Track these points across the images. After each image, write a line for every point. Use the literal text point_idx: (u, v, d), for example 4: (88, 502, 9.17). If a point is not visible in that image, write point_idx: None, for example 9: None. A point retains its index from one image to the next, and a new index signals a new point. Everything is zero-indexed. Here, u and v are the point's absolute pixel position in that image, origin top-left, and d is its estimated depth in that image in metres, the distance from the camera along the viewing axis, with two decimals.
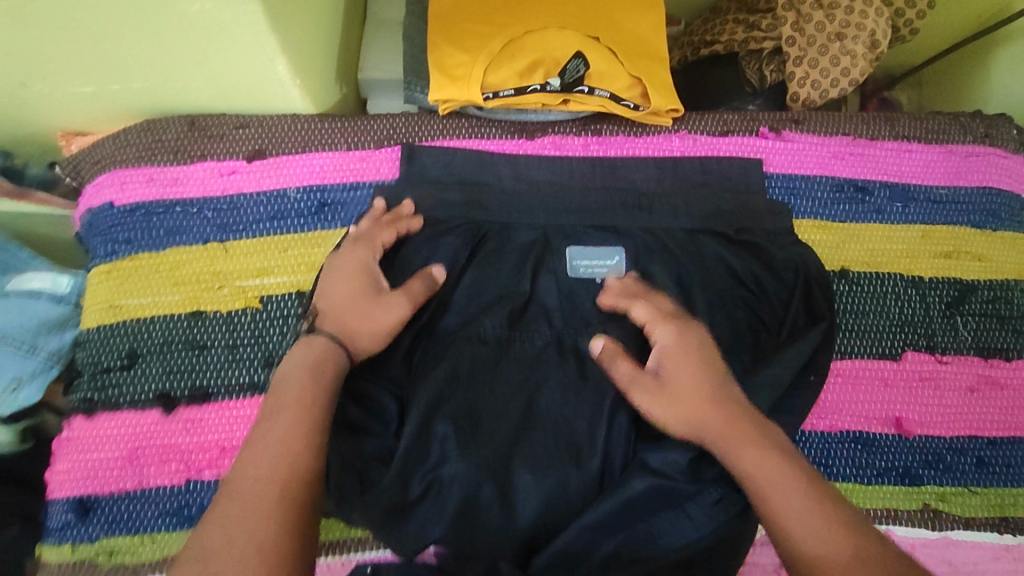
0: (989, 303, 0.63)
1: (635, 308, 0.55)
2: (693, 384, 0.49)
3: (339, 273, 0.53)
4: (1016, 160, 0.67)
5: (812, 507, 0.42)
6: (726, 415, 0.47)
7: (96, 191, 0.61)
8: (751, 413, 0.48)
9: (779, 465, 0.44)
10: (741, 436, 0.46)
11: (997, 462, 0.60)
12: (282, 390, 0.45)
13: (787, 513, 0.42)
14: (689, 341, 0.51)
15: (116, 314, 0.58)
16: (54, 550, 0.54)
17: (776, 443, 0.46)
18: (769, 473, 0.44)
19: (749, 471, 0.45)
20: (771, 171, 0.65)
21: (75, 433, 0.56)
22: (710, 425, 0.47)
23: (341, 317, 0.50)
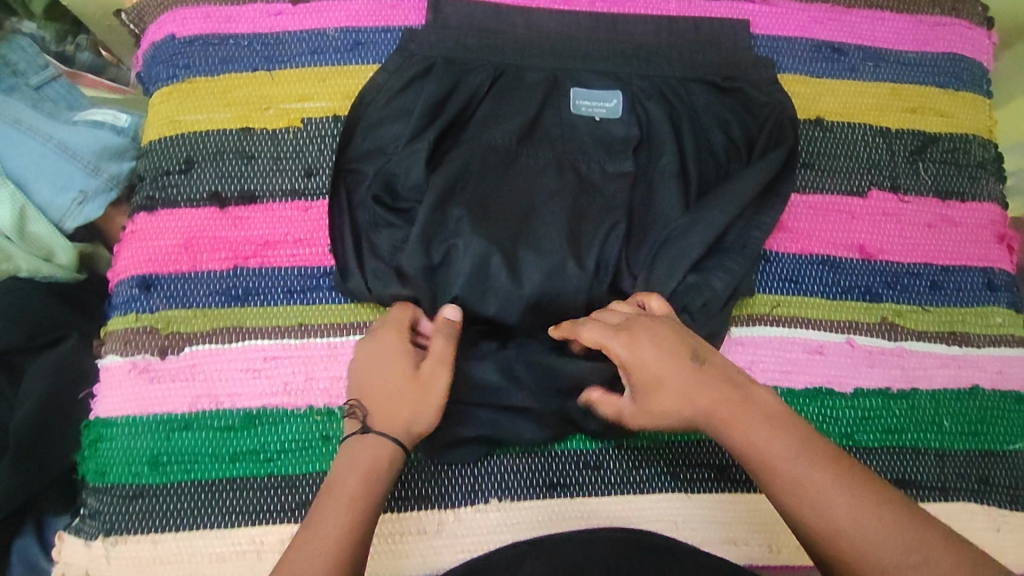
0: (949, 152, 0.71)
1: (584, 328, 0.52)
2: (670, 389, 0.49)
3: (377, 363, 0.54)
4: (976, 31, 0.74)
5: (825, 488, 0.44)
6: (706, 399, 0.48)
7: (160, 28, 0.71)
8: (726, 383, 0.49)
9: (767, 436, 0.46)
10: (732, 416, 0.48)
11: (948, 285, 0.68)
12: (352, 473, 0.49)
13: (786, 482, 0.45)
14: (646, 341, 0.49)
15: (176, 127, 0.67)
16: (120, 319, 0.63)
17: (763, 414, 0.47)
18: (777, 466, 0.45)
19: (743, 449, 0.47)
20: (757, 33, 0.72)
21: (138, 225, 0.65)
22: (699, 417, 0.48)
23: (385, 406, 0.51)
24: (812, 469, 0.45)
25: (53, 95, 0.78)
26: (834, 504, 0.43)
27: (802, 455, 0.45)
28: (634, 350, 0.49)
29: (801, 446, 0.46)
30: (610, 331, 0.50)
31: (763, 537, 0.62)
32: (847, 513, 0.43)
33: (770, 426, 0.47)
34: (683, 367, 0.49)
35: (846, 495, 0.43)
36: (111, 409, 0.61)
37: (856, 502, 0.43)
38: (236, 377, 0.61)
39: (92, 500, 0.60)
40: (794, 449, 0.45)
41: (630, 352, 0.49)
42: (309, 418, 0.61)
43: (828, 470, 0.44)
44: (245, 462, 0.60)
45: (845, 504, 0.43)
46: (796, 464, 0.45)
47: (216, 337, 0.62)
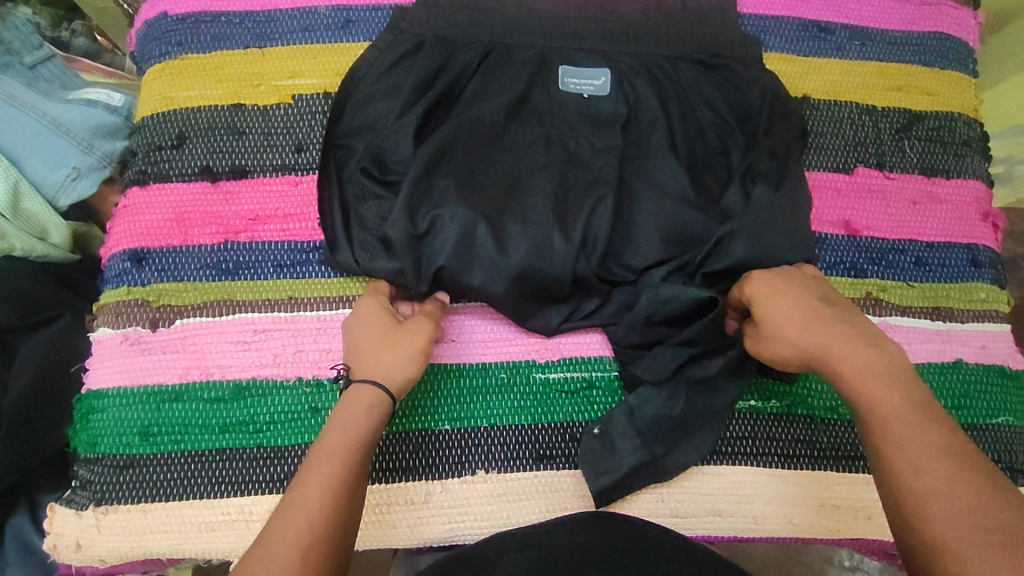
0: (933, 130, 0.72)
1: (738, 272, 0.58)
2: (797, 317, 0.52)
3: (360, 325, 0.58)
4: (963, 12, 0.76)
5: (925, 436, 0.44)
6: (833, 339, 0.50)
7: (153, 6, 0.72)
8: (863, 338, 0.50)
9: (886, 390, 0.47)
10: (857, 356, 0.49)
11: (933, 261, 0.69)
12: (347, 419, 0.51)
13: (888, 430, 0.45)
14: (767, 279, 0.56)
15: (168, 103, 0.68)
16: (112, 292, 0.64)
17: (889, 362, 0.48)
18: (888, 407, 0.46)
19: (857, 391, 0.48)
20: (744, 12, 0.73)
21: (130, 200, 0.66)
22: (824, 346, 0.50)
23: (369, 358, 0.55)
24: (918, 430, 0.44)
25: (47, 74, 0.78)
26: (926, 465, 0.43)
27: (920, 418, 0.45)
28: (771, 290, 0.55)
29: (923, 414, 0.45)
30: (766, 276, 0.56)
31: (749, 509, 0.61)
32: (941, 476, 0.42)
33: (894, 387, 0.47)
34: (808, 311, 0.53)
35: (945, 464, 0.43)
36: (102, 381, 0.61)
37: (955, 474, 0.42)
38: (226, 350, 0.62)
39: (84, 470, 0.60)
40: (910, 408, 0.46)
41: (757, 287, 0.56)
42: (299, 390, 0.61)
43: (940, 435, 0.44)
44: (235, 433, 0.60)
45: (942, 469, 0.43)
46: (905, 420, 0.45)
47: (205, 310, 0.63)
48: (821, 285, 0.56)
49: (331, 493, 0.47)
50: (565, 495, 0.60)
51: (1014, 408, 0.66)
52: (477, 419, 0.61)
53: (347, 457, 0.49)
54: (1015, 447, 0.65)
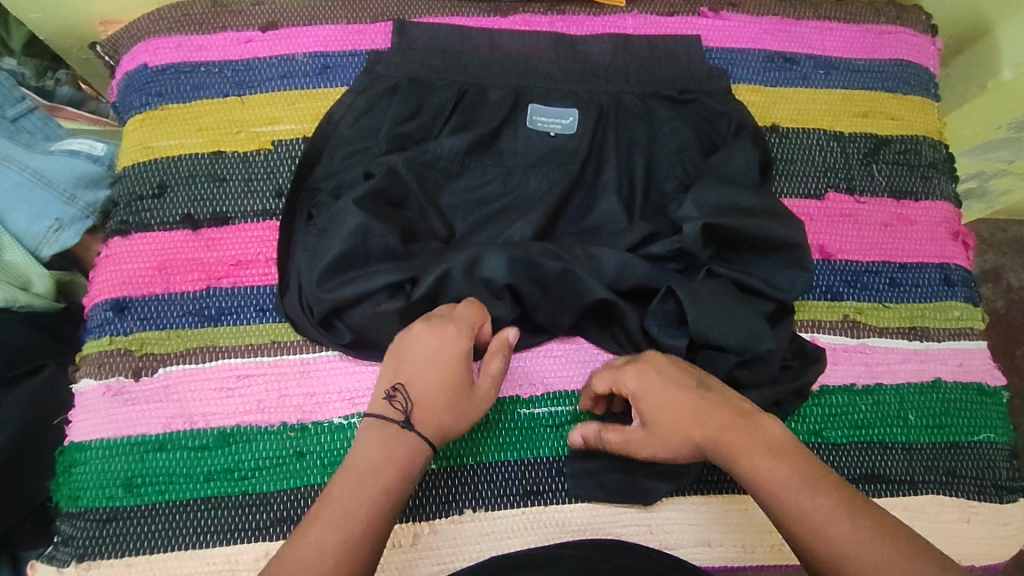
0: (900, 154, 0.74)
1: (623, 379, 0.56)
2: (676, 412, 0.53)
3: (431, 360, 0.54)
4: (922, 38, 0.79)
5: (813, 502, 0.46)
6: (705, 429, 0.52)
7: (133, 58, 0.73)
8: (740, 419, 0.52)
9: (772, 462, 0.48)
10: (724, 437, 0.51)
11: (907, 282, 0.70)
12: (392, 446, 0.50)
13: (792, 503, 0.46)
14: (653, 376, 0.55)
15: (149, 153, 0.69)
16: (94, 342, 0.63)
17: (759, 435, 0.50)
18: (770, 481, 0.48)
19: (749, 473, 0.49)
20: (710, 46, 0.76)
21: (112, 250, 0.66)
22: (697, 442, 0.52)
23: (434, 421, 0.52)
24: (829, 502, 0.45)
25: (29, 126, 0.79)
26: (845, 536, 0.44)
27: (812, 486, 0.46)
28: (652, 394, 0.54)
29: (805, 469, 0.47)
30: (631, 376, 0.56)
31: (737, 538, 0.61)
32: (846, 536, 0.44)
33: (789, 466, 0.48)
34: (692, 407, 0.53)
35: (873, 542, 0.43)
36: (85, 432, 0.61)
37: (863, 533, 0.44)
38: (209, 397, 0.61)
39: (65, 525, 0.59)
40: (796, 473, 0.47)
41: (641, 382, 0.55)
42: (283, 435, 0.61)
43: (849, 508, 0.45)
44: (220, 482, 0.59)
45: (846, 535, 0.44)
46: (790, 480, 0.47)
47: (188, 358, 0.62)
48: (679, 360, 0.57)
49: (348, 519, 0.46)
50: (554, 530, 0.60)
51: (994, 425, 0.67)
52: (464, 457, 0.61)
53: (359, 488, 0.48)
54: (998, 463, 0.66)
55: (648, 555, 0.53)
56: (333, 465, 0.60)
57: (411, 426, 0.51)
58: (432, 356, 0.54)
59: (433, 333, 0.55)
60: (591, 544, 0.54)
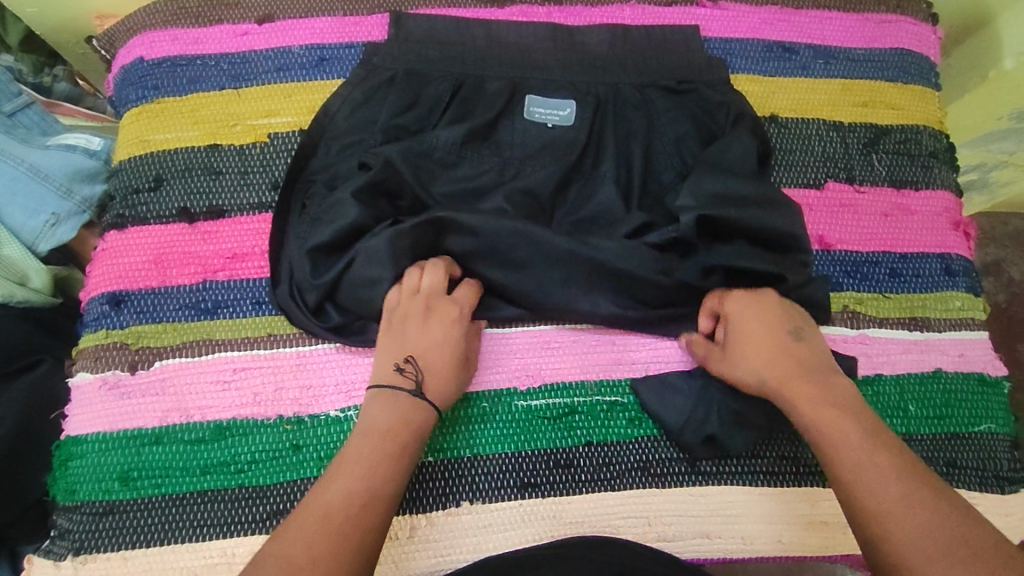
0: (900, 143, 0.73)
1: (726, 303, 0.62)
2: (757, 347, 0.59)
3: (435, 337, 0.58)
4: (923, 27, 0.78)
5: (866, 458, 0.50)
6: (779, 372, 0.57)
7: (129, 52, 0.73)
8: (814, 373, 0.56)
9: (838, 415, 0.53)
10: (794, 385, 0.56)
11: (908, 272, 0.69)
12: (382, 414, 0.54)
13: (845, 454, 0.50)
14: (758, 310, 0.60)
15: (145, 147, 0.69)
16: (91, 336, 0.63)
17: (831, 393, 0.55)
18: (830, 429, 0.52)
19: (813, 420, 0.54)
20: (709, 36, 0.76)
21: (108, 243, 0.66)
22: (770, 379, 0.57)
23: (440, 391, 0.57)
24: (880, 464, 0.49)
25: (26, 121, 0.78)
26: (888, 493, 0.48)
27: (870, 446, 0.50)
28: (746, 321, 0.60)
29: (869, 431, 0.52)
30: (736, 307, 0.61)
31: (736, 530, 0.61)
32: (892, 492, 0.48)
33: (849, 426, 0.52)
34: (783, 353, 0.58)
35: (911, 504, 0.47)
36: (82, 426, 0.61)
37: (907, 494, 0.47)
38: (204, 390, 0.61)
39: (63, 519, 0.59)
40: (862, 432, 0.51)
41: (742, 311, 0.60)
42: (280, 427, 0.60)
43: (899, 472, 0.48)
44: (216, 475, 0.59)
45: (888, 493, 0.48)
46: (851, 435, 0.51)
47: (184, 351, 0.62)
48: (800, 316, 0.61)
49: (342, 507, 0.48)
50: (551, 523, 0.60)
51: (995, 416, 0.66)
52: (460, 449, 0.61)
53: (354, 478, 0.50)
54: (999, 454, 0.65)
55: (644, 551, 0.53)
56: (329, 458, 0.60)
57: (422, 395, 0.55)
58: (438, 334, 0.58)
59: (437, 313, 0.59)
60: (588, 540, 0.54)
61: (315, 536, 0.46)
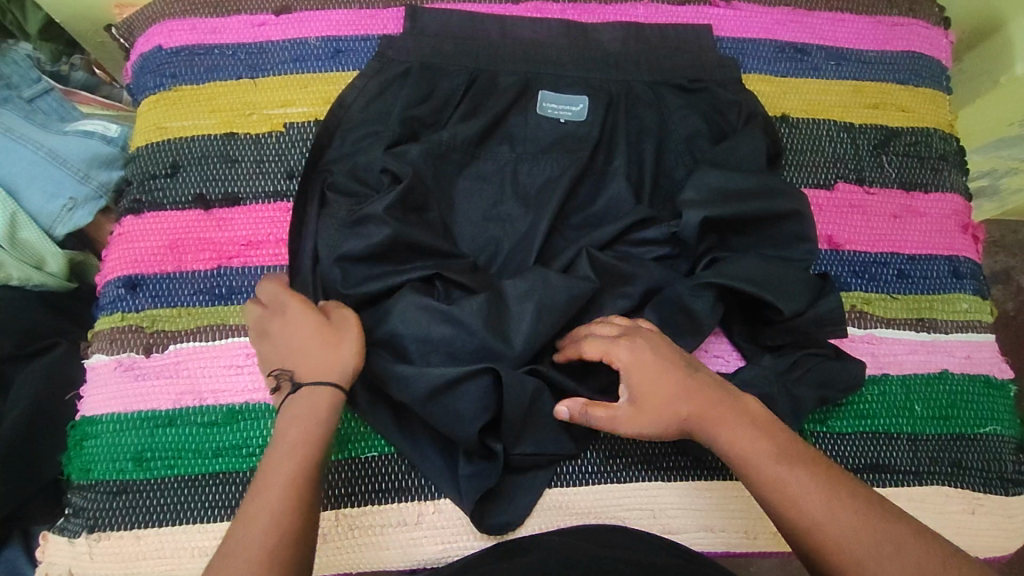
0: (911, 146, 0.74)
1: (583, 348, 0.56)
2: (658, 391, 0.53)
3: (283, 324, 0.56)
4: (934, 31, 0.79)
5: (785, 471, 0.49)
6: (690, 404, 0.53)
7: (148, 40, 0.74)
8: (722, 394, 0.53)
9: (749, 433, 0.51)
10: (709, 410, 0.53)
11: (916, 273, 0.70)
12: (296, 413, 0.53)
13: (768, 474, 0.49)
14: (644, 348, 0.54)
15: (162, 134, 0.70)
16: (107, 319, 0.64)
17: (744, 414, 0.53)
18: (745, 449, 0.51)
19: (729, 446, 0.51)
20: (721, 35, 0.76)
21: (125, 228, 0.67)
22: (680, 414, 0.53)
23: (312, 365, 0.54)
24: (799, 475, 0.48)
25: (45, 107, 0.79)
26: (808, 503, 0.47)
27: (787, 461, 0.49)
28: (635, 363, 0.54)
29: (780, 445, 0.51)
30: (621, 348, 0.54)
31: (741, 524, 0.61)
32: (820, 505, 0.47)
33: (764, 443, 0.51)
34: (678, 379, 0.53)
35: (835, 507, 0.47)
36: (96, 407, 0.62)
37: (831, 501, 0.47)
38: (218, 373, 0.62)
39: (77, 497, 0.60)
40: (776, 451, 0.50)
41: (633, 357, 0.54)
42: None
43: (816, 479, 0.48)
44: (228, 458, 0.60)
45: (811, 502, 0.47)
46: (765, 452, 0.50)
47: (198, 335, 0.63)
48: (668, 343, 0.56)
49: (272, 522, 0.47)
50: (558, 513, 0.60)
51: (1001, 418, 0.66)
52: None
53: (286, 493, 0.49)
54: (1004, 456, 0.65)
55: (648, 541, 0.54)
56: (339, 444, 0.61)
57: (299, 386, 0.53)
58: (281, 327, 0.56)
59: (274, 312, 0.57)
60: (591, 529, 0.55)
61: (255, 534, 0.46)
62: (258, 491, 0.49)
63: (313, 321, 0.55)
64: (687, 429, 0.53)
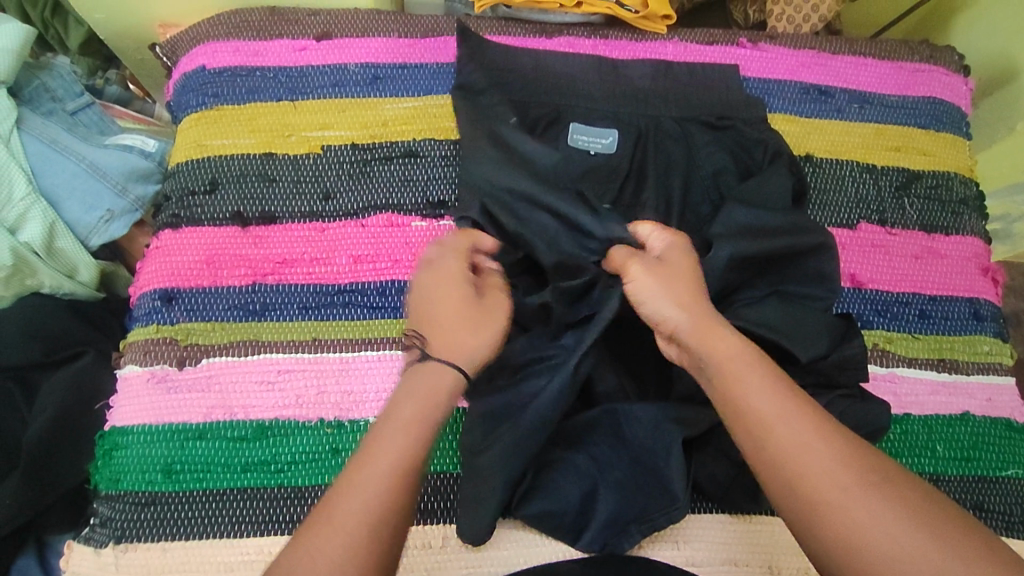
0: (932, 189, 0.75)
1: (642, 228, 0.61)
2: (689, 281, 0.57)
3: (443, 289, 0.57)
4: (955, 78, 0.81)
5: (772, 398, 0.50)
6: (699, 313, 0.54)
7: (191, 60, 0.76)
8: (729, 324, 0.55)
9: (736, 354, 0.52)
10: (714, 326, 0.54)
11: (937, 314, 0.71)
12: (399, 405, 0.51)
13: (747, 393, 0.50)
14: (691, 254, 0.59)
15: (202, 151, 0.71)
16: (141, 330, 0.65)
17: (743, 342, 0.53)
18: (732, 366, 0.52)
19: (719, 364, 0.52)
20: (748, 75, 0.79)
21: (162, 241, 0.68)
22: (691, 316, 0.54)
23: (447, 338, 0.54)
24: (789, 406, 0.49)
25: (86, 120, 0.82)
26: (795, 433, 0.48)
27: (774, 392, 0.50)
28: (682, 251, 0.59)
29: (771, 380, 0.51)
30: (677, 237, 0.60)
31: (763, 560, 0.61)
32: (804, 435, 0.48)
33: (754, 373, 0.51)
34: (702, 289, 0.57)
35: (827, 441, 0.48)
36: (128, 417, 0.62)
37: (813, 430, 0.48)
38: (382, 384, 0.64)
39: (104, 507, 0.60)
40: (767, 383, 0.51)
41: (685, 248, 0.59)
42: (320, 430, 0.62)
43: (804, 411, 0.49)
44: (255, 473, 0.60)
45: (795, 432, 0.48)
46: (752, 378, 0.51)
47: (383, 344, 0.65)
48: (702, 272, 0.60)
49: (387, 510, 0.46)
50: None
51: None
52: None
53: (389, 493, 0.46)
54: None
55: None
56: None
57: (429, 357, 0.53)
58: (450, 290, 0.57)
59: (450, 270, 0.58)
60: (618, 560, 0.56)
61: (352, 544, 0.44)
62: (349, 481, 0.46)
63: (469, 297, 0.57)
64: (686, 331, 0.54)
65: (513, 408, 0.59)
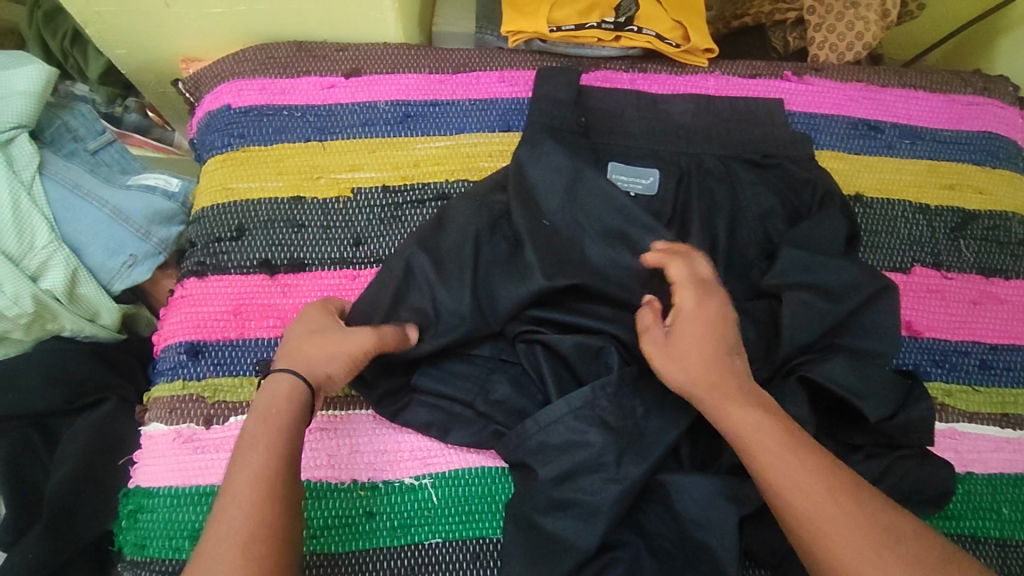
0: (989, 230, 0.72)
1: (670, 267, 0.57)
2: (697, 347, 0.52)
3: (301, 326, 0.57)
4: (1010, 111, 0.77)
5: (795, 466, 0.48)
6: (708, 378, 0.51)
7: (217, 98, 0.74)
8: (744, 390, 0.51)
9: (759, 420, 0.50)
10: (725, 391, 0.51)
11: (998, 364, 0.67)
12: (266, 416, 0.51)
13: (772, 462, 0.48)
14: (712, 310, 0.54)
15: (228, 195, 0.69)
16: (166, 386, 0.63)
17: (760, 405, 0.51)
18: (757, 436, 0.49)
19: (739, 434, 0.50)
20: (793, 110, 0.75)
21: (186, 290, 0.66)
22: (699, 382, 0.51)
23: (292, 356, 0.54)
24: (817, 484, 0.47)
25: (108, 159, 0.80)
26: (819, 501, 0.46)
27: (799, 460, 0.48)
28: (697, 309, 0.54)
29: (796, 448, 0.49)
30: (698, 287, 0.55)
31: None
32: (827, 504, 0.46)
33: (778, 444, 0.49)
34: (720, 353, 0.52)
35: (851, 512, 0.46)
36: (153, 479, 0.60)
37: (842, 500, 0.47)
38: (416, 442, 0.61)
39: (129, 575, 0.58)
40: (795, 451, 0.48)
41: (702, 304, 0.54)
42: (353, 493, 0.59)
43: (831, 481, 0.47)
44: None
45: (821, 502, 0.46)
46: (776, 445, 0.49)
47: None
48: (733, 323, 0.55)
49: (268, 525, 0.46)
50: None
51: None
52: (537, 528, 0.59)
53: (258, 507, 0.47)
54: None
55: None
56: (402, 528, 0.59)
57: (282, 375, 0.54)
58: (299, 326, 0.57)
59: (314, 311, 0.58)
60: None
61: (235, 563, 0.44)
62: (225, 501, 0.47)
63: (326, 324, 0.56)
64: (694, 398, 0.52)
65: (559, 475, 0.55)
